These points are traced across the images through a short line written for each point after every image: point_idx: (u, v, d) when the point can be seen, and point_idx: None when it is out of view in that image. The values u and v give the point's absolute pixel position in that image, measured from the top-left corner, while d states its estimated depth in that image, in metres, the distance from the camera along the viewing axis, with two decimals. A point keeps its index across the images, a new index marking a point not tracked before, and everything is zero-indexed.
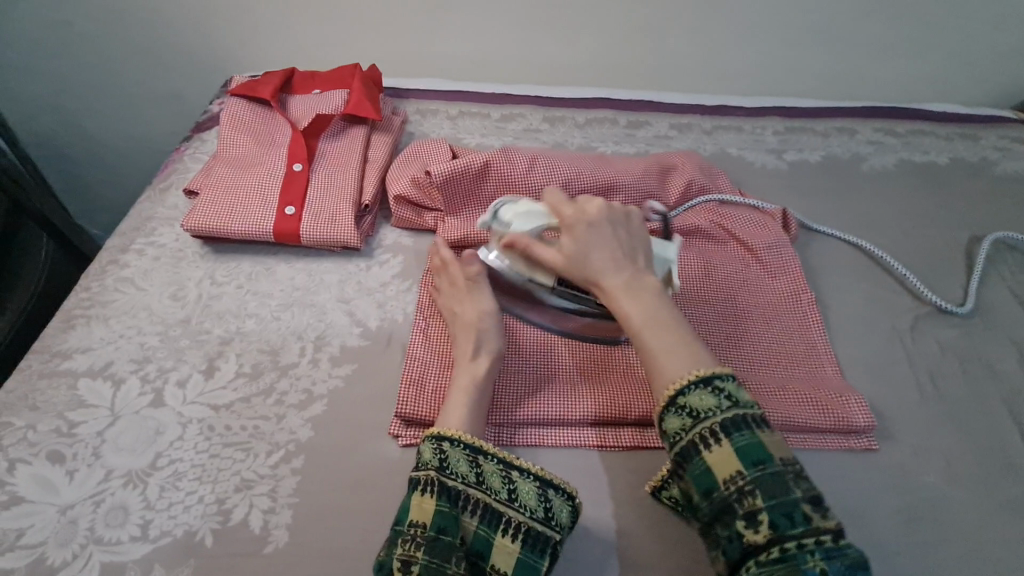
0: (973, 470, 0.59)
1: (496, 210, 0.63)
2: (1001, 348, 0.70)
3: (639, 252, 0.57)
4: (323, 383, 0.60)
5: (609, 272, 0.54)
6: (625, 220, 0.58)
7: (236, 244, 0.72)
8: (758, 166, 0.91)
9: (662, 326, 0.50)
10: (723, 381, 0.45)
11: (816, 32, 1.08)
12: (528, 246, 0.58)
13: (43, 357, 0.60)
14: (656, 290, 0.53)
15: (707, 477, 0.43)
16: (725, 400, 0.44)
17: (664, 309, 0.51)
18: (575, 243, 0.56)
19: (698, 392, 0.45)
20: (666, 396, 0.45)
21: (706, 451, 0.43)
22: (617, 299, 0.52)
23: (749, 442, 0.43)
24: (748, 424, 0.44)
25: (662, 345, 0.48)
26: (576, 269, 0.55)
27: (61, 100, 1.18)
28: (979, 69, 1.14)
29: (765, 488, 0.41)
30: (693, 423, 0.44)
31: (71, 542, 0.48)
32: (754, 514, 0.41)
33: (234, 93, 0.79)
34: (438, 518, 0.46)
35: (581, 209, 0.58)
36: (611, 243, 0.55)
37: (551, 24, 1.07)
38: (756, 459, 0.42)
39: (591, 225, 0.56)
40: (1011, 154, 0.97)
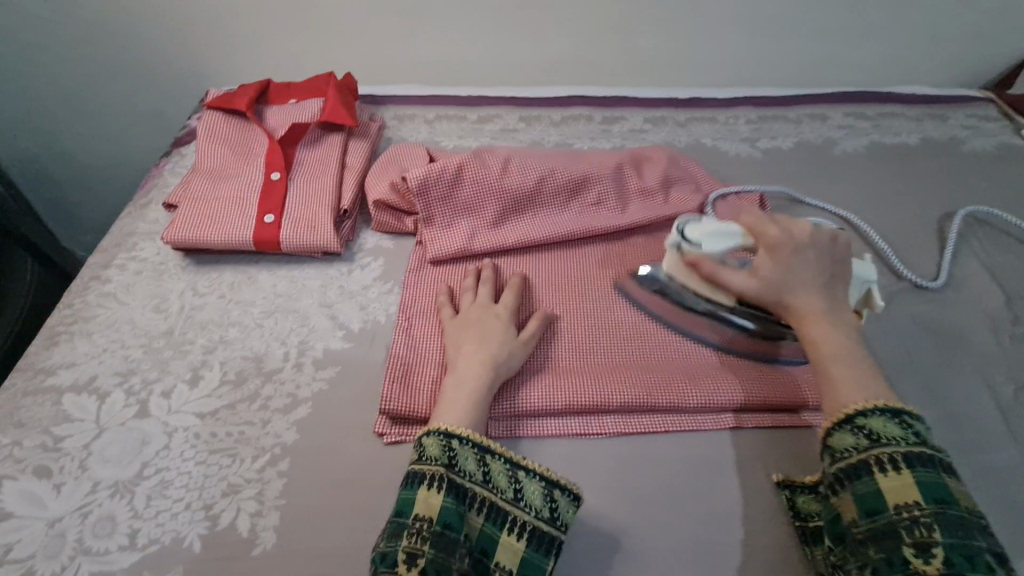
0: (950, 442, 0.60)
1: (683, 232, 0.63)
2: (977, 321, 0.71)
3: (840, 285, 0.57)
4: (307, 386, 0.61)
5: (803, 297, 0.55)
6: (830, 246, 0.58)
7: (217, 254, 0.73)
8: (732, 155, 0.93)
9: (851, 358, 0.52)
10: (911, 419, 0.47)
11: (785, 22, 1.10)
12: (715, 271, 0.59)
13: (28, 374, 0.60)
14: (850, 325, 0.55)
15: (876, 499, 0.45)
16: (912, 435, 0.46)
17: (856, 345, 0.53)
18: (771, 263, 0.57)
19: (883, 419, 0.47)
20: (840, 414, 0.48)
21: (881, 475, 0.45)
22: (810, 324, 0.54)
23: (932, 480, 0.44)
24: (932, 464, 0.45)
25: (847, 374, 0.51)
26: (769, 292, 0.56)
27: (41, 123, 1.19)
28: (946, 51, 1.16)
29: (947, 526, 0.42)
30: (869, 444, 0.46)
31: (60, 554, 0.48)
32: (927, 546, 0.42)
33: (210, 106, 0.79)
34: (444, 513, 0.47)
35: (786, 231, 0.58)
36: (813, 270, 0.56)
37: (523, 25, 1.09)
38: (937, 496, 0.43)
39: (794, 251, 0.57)
40: (978, 132, 0.99)
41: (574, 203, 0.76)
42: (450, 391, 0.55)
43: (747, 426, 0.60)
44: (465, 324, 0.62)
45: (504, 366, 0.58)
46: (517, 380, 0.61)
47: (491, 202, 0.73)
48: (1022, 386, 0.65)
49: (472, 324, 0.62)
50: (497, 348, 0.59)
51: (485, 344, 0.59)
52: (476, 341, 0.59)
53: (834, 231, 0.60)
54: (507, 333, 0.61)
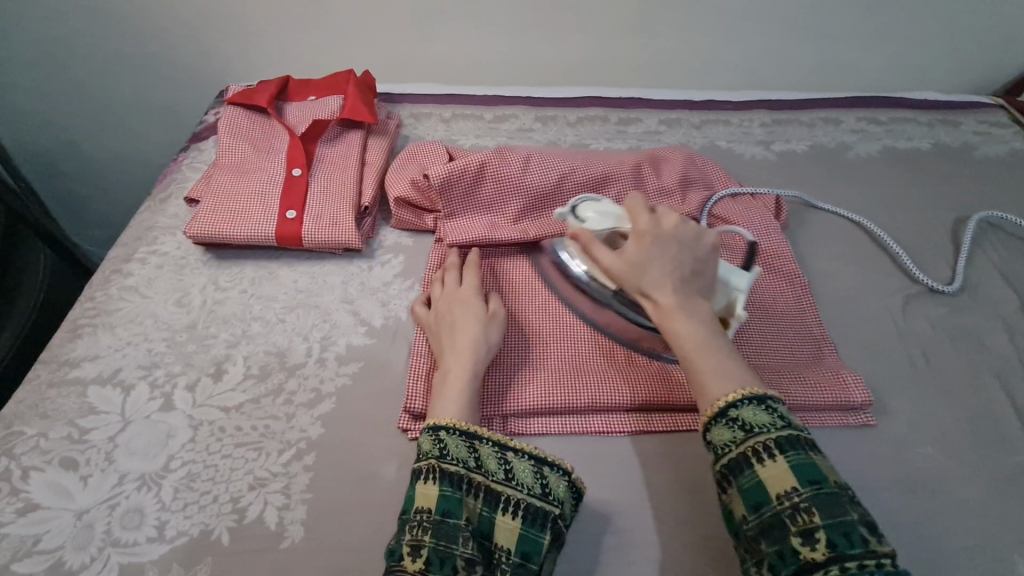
0: (968, 444, 0.61)
1: (575, 205, 0.65)
2: (991, 325, 0.71)
3: (703, 278, 0.56)
4: (331, 382, 0.61)
5: (667, 290, 0.52)
6: (696, 242, 0.56)
7: (239, 250, 0.73)
8: (747, 157, 0.93)
9: (714, 353, 0.49)
10: (775, 402, 0.46)
11: (799, 26, 1.11)
12: (590, 243, 0.57)
13: (52, 366, 0.60)
14: (711, 318, 0.52)
15: (759, 491, 0.43)
16: (778, 419, 0.45)
17: (717, 336, 0.51)
18: (639, 253, 0.54)
19: (750, 408, 0.45)
20: (714, 408, 0.46)
21: (760, 466, 0.43)
22: (674, 317, 0.51)
23: (804, 461, 0.43)
24: (803, 444, 0.44)
25: (711, 369, 0.48)
26: (635, 283, 0.54)
27: (53, 117, 1.19)
28: (958, 58, 1.17)
29: (822, 507, 0.40)
30: (744, 436, 0.44)
31: (88, 545, 0.48)
32: (811, 531, 0.40)
33: (231, 102, 0.80)
34: (443, 502, 0.47)
35: (655, 221, 0.56)
36: (676, 262, 0.54)
37: (540, 25, 1.09)
38: (811, 478, 0.42)
39: (659, 241, 0.55)
40: (991, 138, 0.99)
41: None
42: (449, 381, 0.55)
43: None
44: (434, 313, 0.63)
45: (487, 346, 0.59)
46: (536, 377, 0.61)
47: (512, 202, 0.73)
48: None
49: (448, 309, 0.62)
50: (472, 328, 0.60)
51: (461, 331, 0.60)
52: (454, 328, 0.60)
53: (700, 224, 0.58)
54: (477, 309, 0.62)
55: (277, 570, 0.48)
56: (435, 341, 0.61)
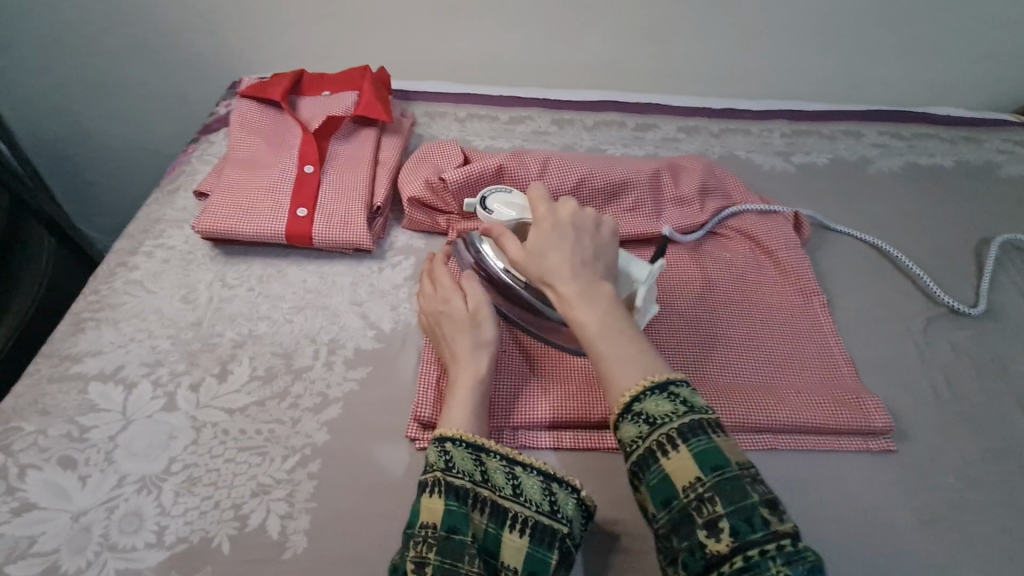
0: (990, 473, 0.59)
1: (485, 197, 0.63)
2: (1015, 350, 0.70)
3: (606, 263, 0.52)
4: (338, 386, 0.59)
5: (568, 273, 0.50)
6: (596, 229, 0.54)
7: (247, 247, 0.71)
8: (767, 169, 0.92)
9: (616, 337, 0.46)
10: (678, 386, 0.44)
11: (822, 36, 1.09)
12: (501, 233, 0.55)
13: (53, 361, 0.59)
14: (615, 301, 0.49)
15: (665, 486, 0.42)
16: (681, 406, 0.43)
17: (622, 319, 0.48)
18: (538, 243, 0.52)
19: (653, 398, 0.44)
20: (619, 402, 0.44)
21: (665, 459, 0.42)
22: (575, 302, 0.48)
23: (706, 447, 0.42)
24: (705, 428, 0.42)
25: (617, 355, 0.46)
26: (535, 272, 0.51)
27: (61, 103, 1.17)
28: (981, 74, 1.15)
29: (725, 494, 0.40)
30: (650, 429, 0.43)
31: (85, 549, 0.47)
32: (715, 522, 0.39)
33: (244, 94, 0.78)
34: (448, 518, 0.45)
35: (554, 210, 0.54)
36: (577, 249, 0.51)
37: (559, 26, 1.07)
38: (714, 464, 0.41)
39: (558, 228, 0.52)
40: (1014, 157, 0.98)
41: (610, 209, 0.75)
42: (455, 389, 0.54)
43: (789, 447, 0.58)
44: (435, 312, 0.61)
45: (483, 348, 0.57)
46: (548, 390, 0.60)
47: None
48: None
49: (439, 313, 0.60)
50: (461, 330, 0.58)
51: (466, 334, 0.58)
52: (459, 331, 0.58)
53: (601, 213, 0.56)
54: (460, 307, 0.59)
55: None
56: (439, 349, 0.60)
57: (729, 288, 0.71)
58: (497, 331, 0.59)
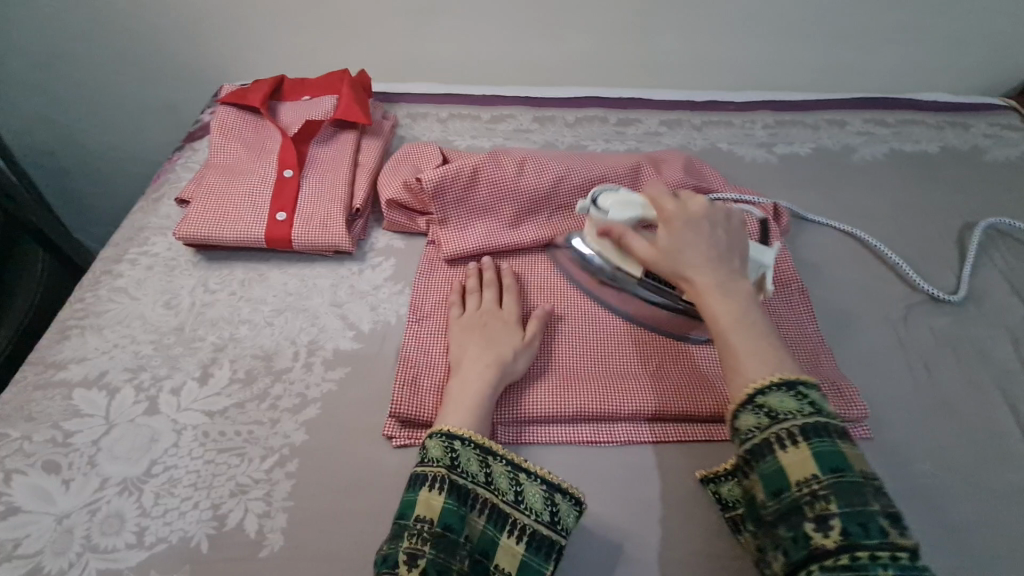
0: (969, 458, 0.59)
1: (596, 197, 0.65)
2: (997, 335, 0.69)
3: (737, 258, 0.56)
4: (317, 387, 0.60)
5: (700, 268, 0.54)
6: (725, 222, 0.59)
7: (229, 251, 0.73)
8: (749, 160, 0.91)
9: (748, 327, 0.50)
10: (808, 388, 0.45)
11: (804, 26, 1.09)
12: (624, 234, 0.60)
13: (39, 368, 0.60)
14: (749, 295, 0.53)
15: (778, 477, 0.43)
16: (807, 406, 0.44)
17: (753, 310, 0.52)
18: (670, 233, 0.56)
19: (780, 394, 0.45)
20: (743, 393, 0.46)
21: (781, 452, 0.43)
22: (708, 295, 0.53)
23: (830, 449, 0.42)
24: (829, 432, 0.43)
25: (745, 344, 0.49)
26: (667, 261, 0.56)
27: (54, 116, 1.19)
28: (969, 57, 1.14)
29: (843, 495, 0.40)
30: (769, 422, 0.44)
31: (67, 551, 0.48)
32: (826, 518, 0.40)
33: (224, 102, 0.79)
34: (446, 515, 0.46)
35: (682, 206, 0.59)
36: (709, 243, 0.56)
37: (540, 24, 1.07)
38: (835, 466, 0.41)
39: (690, 221, 0.57)
40: (1001, 141, 0.97)
41: None
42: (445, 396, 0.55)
43: None
44: (470, 328, 0.62)
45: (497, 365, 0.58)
46: (527, 384, 0.60)
47: (506, 205, 0.72)
48: None
49: (488, 324, 0.62)
50: (501, 353, 0.59)
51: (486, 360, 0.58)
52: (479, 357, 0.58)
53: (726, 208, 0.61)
54: (516, 335, 0.61)
55: None
56: (454, 351, 0.60)
57: None
58: (529, 360, 0.61)
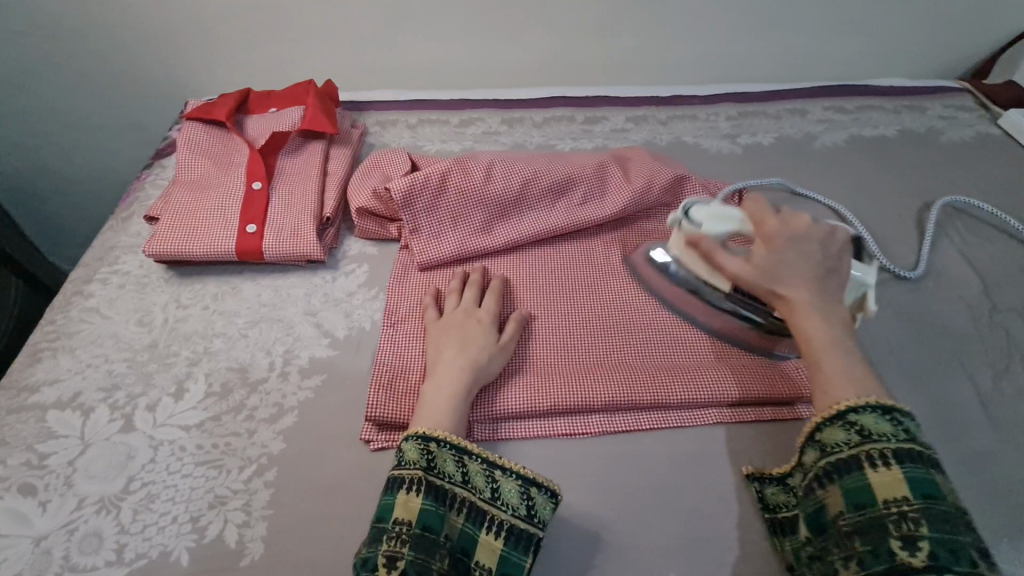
0: (931, 429, 0.61)
1: (687, 209, 0.67)
2: (956, 309, 0.72)
3: (835, 278, 0.56)
4: (293, 396, 0.61)
5: (798, 290, 0.54)
6: (828, 239, 0.58)
7: (200, 266, 0.73)
8: (713, 152, 0.94)
9: (844, 355, 0.50)
10: (903, 416, 0.46)
11: (763, 18, 1.11)
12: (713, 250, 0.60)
13: (11, 392, 0.60)
14: (845, 322, 0.53)
15: (864, 493, 0.44)
16: (902, 432, 0.45)
17: (848, 337, 0.52)
18: (770, 253, 0.56)
19: (874, 416, 0.46)
20: (829, 409, 0.47)
21: (870, 470, 0.44)
22: (803, 317, 0.53)
23: (922, 476, 0.43)
24: (924, 460, 0.44)
25: (839, 371, 0.49)
26: (761, 278, 0.56)
27: (20, 139, 1.18)
28: (923, 42, 1.18)
29: (933, 520, 0.41)
30: (860, 440, 0.46)
31: (46, 572, 0.48)
32: (914, 539, 0.41)
33: (189, 117, 0.79)
34: (424, 516, 0.47)
35: (784, 222, 0.59)
36: (810, 262, 0.56)
37: (504, 28, 1.09)
38: (926, 492, 0.43)
39: (792, 240, 0.57)
40: (955, 122, 1.00)
41: (559, 204, 0.76)
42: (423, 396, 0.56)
43: (731, 421, 0.61)
44: (446, 327, 0.62)
45: (469, 363, 0.58)
46: (504, 383, 0.61)
47: (475, 209, 0.73)
48: (1000, 372, 0.66)
49: (460, 325, 0.62)
50: (478, 354, 0.60)
51: (462, 361, 0.59)
52: (453, 359, 0.59)
53: (832, 226, 0.60)
54: (490, 338, 0.62)
55: None
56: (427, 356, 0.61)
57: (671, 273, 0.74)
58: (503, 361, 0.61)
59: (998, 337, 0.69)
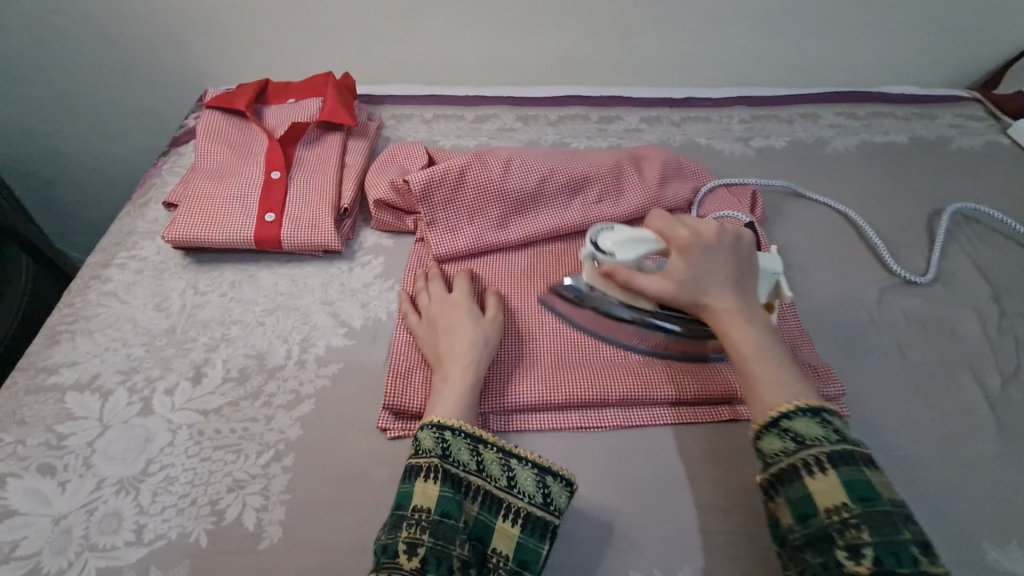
0: (941, 431, 0.62)
1: (596, 240, 0.62)
2: (965, 314, 0.73)
3: (748, 281, 0.57)
4: (310, 383, 0.61)
5: (717, 298, 0.55)
6: (737, 243, 0.58)
7: (218, 253, 0.73)
8: (726, 154, 0.94)
9: (770, 357, 0.51)
10: (830, 415, 0.47)
11: (777, 22, 1.12)
12: (630, 276, 0.58)
13: (30, 373, 0.60)
14: (765, 321, 0.55)
15: (807, 502, 0.44)
16: (832, 433, 0.46)
17: (771, 338, 0.53)
18: (686, 266, 0.56)
19: (804, 420, 0.46)
20: (767, 418, 0.48)
21: (808, 478, 0.44)
22: (728, 326, 0.54)
23: (858, 477, 0.43)
24: (857, 460, 0.44)
25: (771, 376, 0.50)
26: (682, 294, 0.55)
27: (35, 124, 1.18)
28: (934, 51, 1.19)
29: (873, 523, 0.41)
30: (796, 447, 0.46)
31: (66, 550, 0.49)
32: (857, 547, 0.41)
33: (209, 105, 0.80)
34: (441, 503, 0.47)
35: (694, 230, 0.58)
36: (723, 269, 0.56)
37: (520, 26, 1.10)
38: (863, 494, 0.43)
39: (705, 249, 0.56)
40: (965, 130, 1.01)
41: (575, 201, 0.77)
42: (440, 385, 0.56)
43: (744, 419, 0.61)
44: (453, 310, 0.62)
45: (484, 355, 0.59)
46: (513, 375, 0.62)
47: (492, 203, 0.73)
48: (1010, 377, 0.67)
49: (449, 314, 0.62)
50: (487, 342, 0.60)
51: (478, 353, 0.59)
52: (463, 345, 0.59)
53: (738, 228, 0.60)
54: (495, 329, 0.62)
55: (255, 571, 0.48)
56: (425, 347, 0.61)
57: None
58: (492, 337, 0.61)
59: (1007, 343, 0.70)
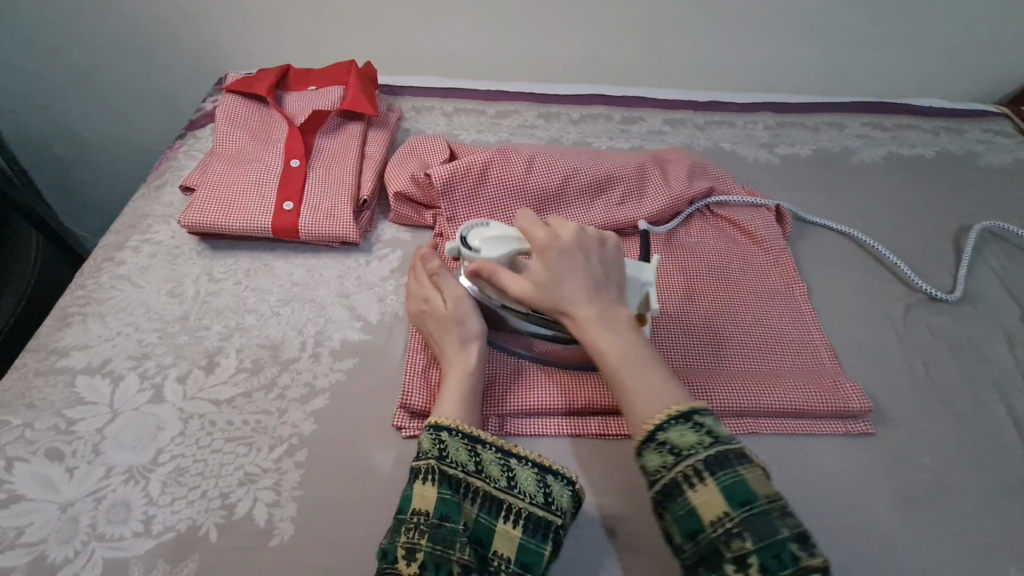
0: (967, 453, 0.61)
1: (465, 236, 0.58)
2: (993, 334, 0.71)
3: (614, 286, 0.53)
4: (325, 377, 0.60)
5: (583, 302, 0.50)
6: (601, 247, 0.54)
7: (234, 240, 0.72)
8: (751, 160, 0.93)
9: (636, 363, 0.47)
10: (702, 415, 0.44)
11: (806, 28, 1.10)
12: (494, 271, 0.55)
13: (40, 355, 0.59)
14: (630, 326, 0.50)
15: (691, 518, 0.41)
16: (706, 436, 0.42)
17: (639, 342, 0.49)
18: (546, 269, 0.52)
19: (678, 428, 0.43)
20: (643, 431, 0.44)
21: (691, 490, 0.41)
22: (589, 332, 0.49)
23: (734, 480, 0.41)
24: (732, 460, 0.41)
25: (638, 383, 0.46)
26: (545, 299, 0.51)
27: (48, 100, 1.17)
28: (963, 64, 1.17)
29: (756, 529, 0.39)
30: (675, 459, 0.42)
31: (72, 539, 0.47)
32: (744, 557, 0.38)
33: (229, 89, 0.78)
34: (440, 506, 0.46)
35: (552, 232, 0.53)
36: (586, 272, 0.52)
37: (543, 22, 1.08)
38: (743, 499, 0.40)
39: (563, 251, 0.52)
40: (994, 146, 0.99)
41: (597, 201, 0.75)
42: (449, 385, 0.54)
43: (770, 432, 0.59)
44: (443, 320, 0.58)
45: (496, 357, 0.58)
46: (528, 378, 0.60)
47: (514, 201, 0.72)
48: None
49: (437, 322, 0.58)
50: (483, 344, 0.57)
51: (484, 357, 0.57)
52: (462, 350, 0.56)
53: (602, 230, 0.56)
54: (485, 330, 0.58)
55: (265, 568, 0.47)
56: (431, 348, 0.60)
57: (711, 279, 0.72)
58: (483, 324, 0.59)
59: None
